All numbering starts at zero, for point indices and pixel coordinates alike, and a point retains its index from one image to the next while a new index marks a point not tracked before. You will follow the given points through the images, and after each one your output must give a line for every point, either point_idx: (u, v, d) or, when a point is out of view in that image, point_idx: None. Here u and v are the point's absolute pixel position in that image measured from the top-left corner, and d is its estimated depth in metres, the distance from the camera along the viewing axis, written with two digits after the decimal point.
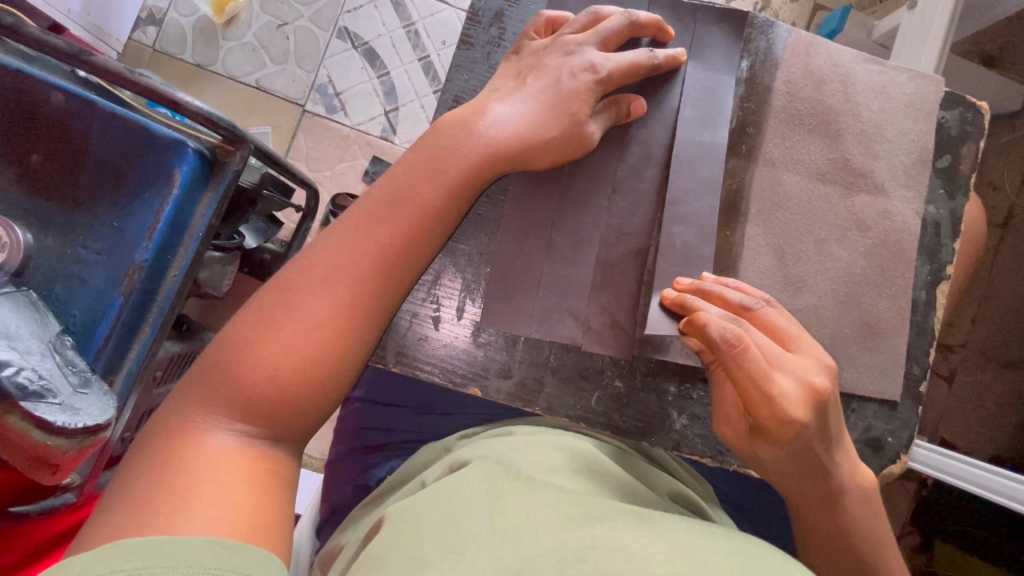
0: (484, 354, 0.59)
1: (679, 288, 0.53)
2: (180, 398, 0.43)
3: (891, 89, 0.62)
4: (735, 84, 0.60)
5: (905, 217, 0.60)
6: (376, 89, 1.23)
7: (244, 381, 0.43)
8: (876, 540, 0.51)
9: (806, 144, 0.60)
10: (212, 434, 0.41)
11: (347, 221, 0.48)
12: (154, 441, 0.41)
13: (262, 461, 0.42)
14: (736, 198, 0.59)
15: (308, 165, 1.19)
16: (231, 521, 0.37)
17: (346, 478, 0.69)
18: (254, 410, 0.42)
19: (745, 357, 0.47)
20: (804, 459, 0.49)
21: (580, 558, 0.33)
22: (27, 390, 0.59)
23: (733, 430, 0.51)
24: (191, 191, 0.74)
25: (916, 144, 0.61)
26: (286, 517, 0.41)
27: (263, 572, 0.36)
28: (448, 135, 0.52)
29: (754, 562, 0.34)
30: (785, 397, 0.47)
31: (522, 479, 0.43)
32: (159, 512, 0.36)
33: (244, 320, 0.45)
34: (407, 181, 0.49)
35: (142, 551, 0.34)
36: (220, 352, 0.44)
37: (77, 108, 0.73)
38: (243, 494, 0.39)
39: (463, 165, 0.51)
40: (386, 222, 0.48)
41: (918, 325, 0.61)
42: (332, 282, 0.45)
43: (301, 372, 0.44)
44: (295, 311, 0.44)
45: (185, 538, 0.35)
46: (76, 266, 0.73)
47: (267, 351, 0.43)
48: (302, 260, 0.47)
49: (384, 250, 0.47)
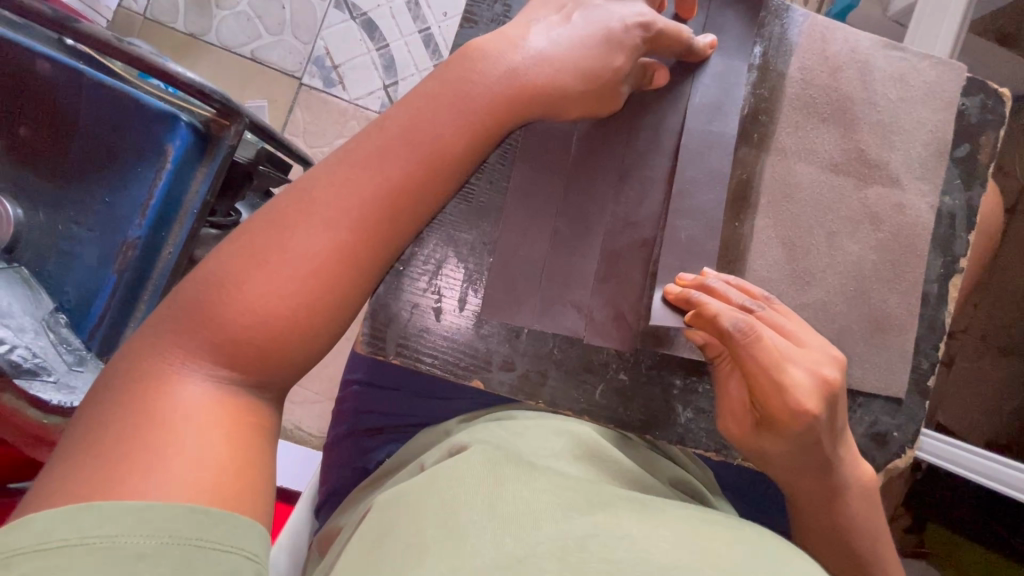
0: (486, 344, 0.58)
1: (682, 283, 0.52)
2: (157, 337, 0.40)
3: (911, 77, 0.60)
4: (747, 70, 0.58)
5: (919, 211, 0.59)
6: (376, 62, 1.19)
7: (229, 324, 0.39)
8: (873, 535, 0.51)
9: (820, 134, 0.58)
10: (191, 382, 0.38)
11: (351, 155, 0.44)
12: (128, 384, 0.38)
13: (244, 414, 0.39)
14: (745, 189, 0.57)
15: (306, 140, 1.16)
16: (215, 486, 0.35)
17: (345, 461, 0.68)
18: (241, 356, 0.40)
19: (759, 348, 0.46)
20: (810, 453, 0.48)
21: (582, 547, 0.33)
22: (22, 366, 0.59)
23: (738, 425, 0.50)
24: (185, 166, 0.72)
25: (934, 134, 0.60)
26: (270, 480, 0.39)
27: (245, 544, 0.35)
28: (468, 74, 0.48)
29: (762, 556, 0.34)
30: (800, 390, 0.46)
31: (524, 466, 0.42)
32: (134, 470, 0.34)
33: (229, 255, 0.41)
34: (426, 116, 0.46)
35: (118, 516, 0.32)
36: (202, 290, 0.40)
37: (64, 78, 0.71)
38: (225, 455, 0.37)
39: (477, 113, 0.47)
40: (395, 162, 0.45)
41: (928, 319, 0.60)
42: (333, 222, 0.42)
43: (294, 317, 0.41)
44: (289, 249, 0.41)
45: (163, 505, 0.33)
46: (68, 243, 0.72)
47: (257, 293, 0.40)
48: (302, 192, 0.43)
49: (391, 192, 0.44)
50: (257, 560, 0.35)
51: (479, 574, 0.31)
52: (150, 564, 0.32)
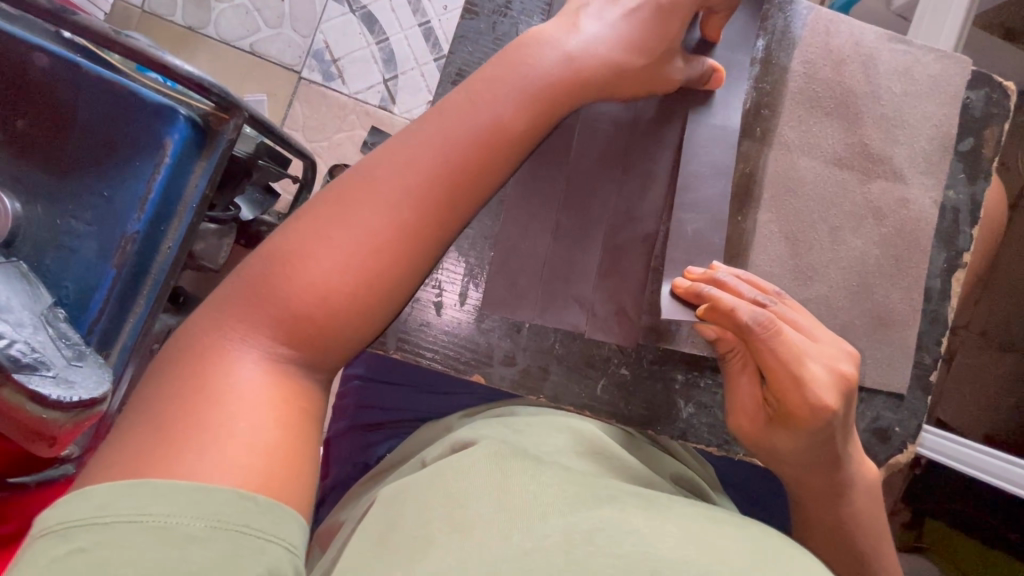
0: (487, 339, 0.58)
1: (691, 277, 0.51)
2: (217, 311, 0.39)
3: (915, 70, 0.59)
4: (751, 63, 0.58)
5: (923, 205, 0.59)
6: (375, 56, 1.18)
7: (292, 300, 0.38)
8: (872, 531, 0.51)
9: (824, 128, 0.58)
10: (251, 358, 0.37)
11: (421, 131, 0.43)
12: (185, 358, 0.37)
13: (299, 397, 0.38)
14: (748, 183, 0.57)
15: (305, 134, 1.15)
16: (265, 473, 0.34)
17: (345, 455, 0.68)
18: (301, 334, 0.38)
19: (777, 341, 0.46)
20: (824, 448, 0.47)
21: (589, 540, 0.33)
22: (21, 362, 0.59)
23: (749, 420, 0.50)
24: (184, 160, 0.72)
25: (939, 128, 0.59)
26: (316, 473, 0.38)
27: (290, 534, 0.33)
28: (530, 52, 0.46)
29: (769, 552, 0.34)
30: (820, 386, 0.45)
31: (529, 460, 0.42)
32: (187, 449, 0.33)
33: (298, 229, 0.40)
34: (489, 90, 0.44)
35: (171, 495, 0.31)
36: (266, 264, 0.39)
37: (61, 71, 0.70)
38: (278, 440, 0.35)
39: (543, 91, 0.45)
40: (462, 137, 0.43)
41: (931, 314, 0.60)
42: (397, 197, 0.41)
43: (353, 297, 0.39)
44: (354, 225, 0.39)
45: (215, 487, 0.32)
46: (67, 237, 0.72)
47: (320, 267, 0.38)
48: (366, 167, 0.42)
49: (457, 170, 0.42)
50: (298, 556, 0.34)
51: (487, 569, 0.31)
52: (199, 548, 0.30)
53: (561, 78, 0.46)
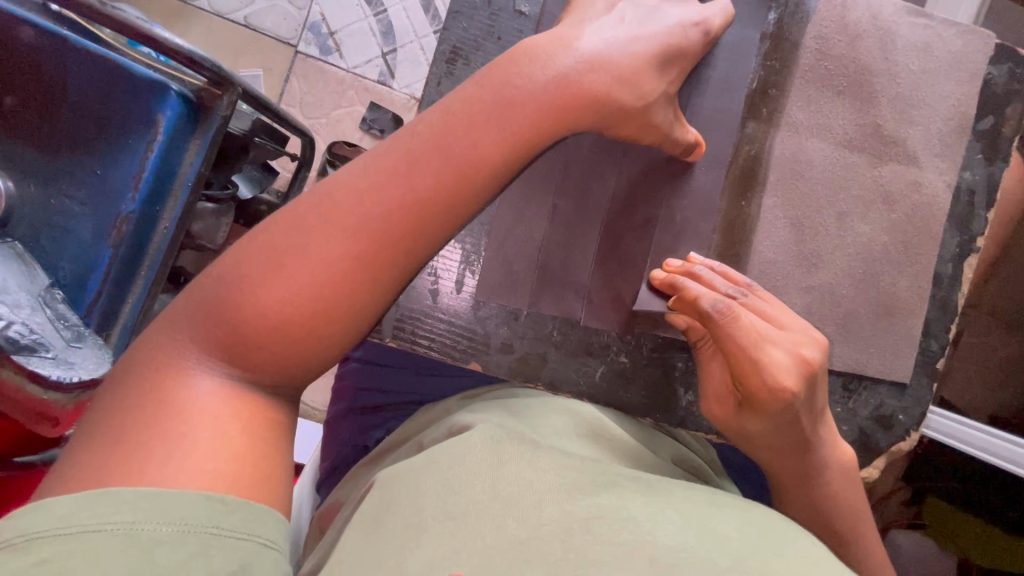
0: (485, 326, 0.57)
1: (669, 269, 0.51)
2: (172, 331, 0.38)
3: (935, 46, 0.57)
4: (760, 40, 0.55)
5: (936, 189, 0.57)
6: (373, 28, 1.15)
7: (246, 326, 0.36)
8: (857, 514, 0.50)
9: (834, 109, 0.56)
10: (205, 376, 0.36)
11: (382, 155, 0.40)
12: (139, 377, 0.36)
13: (261, 405, 0.37)
14: (754, 165, 0.55)
15: (302, 111, 1.12)
16: (231, 474, 0.33)
17: (345, 438, 0.63)
18: (255, 358, 0.37)
19: (734, 327, 0.45)
20: (791, 432, 0.47)
21: (586, 529, 0.32)
22: (19, 343, 0.60)
23: (720, 408, 0.49)
24: (178, 137, 0.70)
25: (957, 108, 0.57)
26: (287, 470, 0.37)
27: (263, 531, 0.33)
28: (512, 78, 0.43)
29: (764, 539, 0.34)
30: (776, 368, 0.44)
31: (527, 444, 0.41)
32: (147, 463, 0.32)
33: (247, 253, 0.38)
34: (463, 122, 0.41)
35: (133, 504, 0.31)
36: (219, 288, 0.37)
37: (50, 46, 0.69)
38: (243, 446, 0.35)
39: (519, 118, 0.42)
40: (426, 169, 0.40)
41: (940, 300, 0.59)
42: (353, 229, 0.38)
43: (309, 328, 0.37)
44: (307, 253, 0.37)
45: (179, 492, 0.31)
46: (62, 217, 0.71)
47: (273, 297, 0.36)
48: (323, 193, 0.39)
49: (419, 201, 0.39)
50: (276, 550, 0.34)
51: (482, 557, 0.31)
52: (167, 551, 0.30)
53: (546, 114, 0.43)
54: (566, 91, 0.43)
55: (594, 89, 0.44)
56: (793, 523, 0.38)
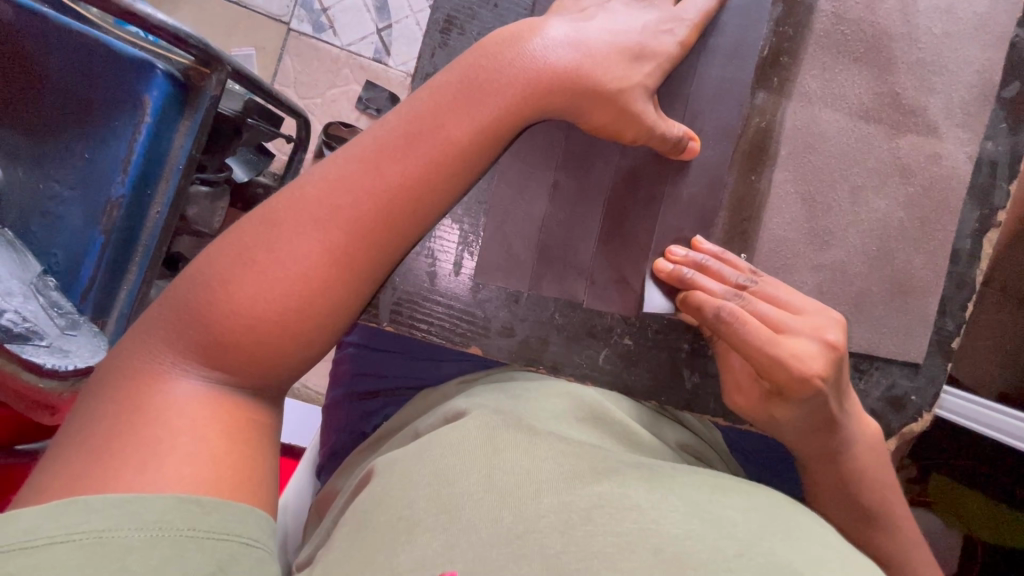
0: (484, 309, 0.55)
1: (673, 259, 0.50)
2: (146, 334, 0.37)
3: (958, 8, 0.54)
4: (772, 4, 0.53)
5: (956, 161, 0.54)
6: (367, 4, 1.11)
7: (218, 325, 0.36)
8: (886, 492, 0.48)
9: (850, 76, 0.53)
10: (180, 380, 0.35)
11: (351, 149, 0.40)
12: (115, 381, 0.35)
13: (242, 409, 0.36)
14: (764, 138, 0.53)
15: (297, 92, 1.10)
16: (208, 476, 0.32)
17: (342, 424, 0.62)
18: (230, 357, 0.36)
19: (746, 330, 0.45)
20: (820, 416, 0.46)
21: (587, 519, 0.31)
22: (13, 332, 0.60)
23: (744, 397, 0.49)
24: (166, 118, 0.68)
25: (981, 74, 0.54)
26: (270, 471, 0.36)
27: (243, 531, 0.32)
28: (485, 62, 0.43)
29: (772, 525, 0.33)
30: (802, 357, 0.44)
31: (524, 430, 0.40)
32: (121, 467, 0.31)
33: (220, 253, 0.37)
34: (432, 111, 0.41)
35: (104, 510, 0.29)
36: (192, 290, 0.37)
37: (30, 24, 0.66)
38: (221, 447, 0.34)
39: (492, 103, 0.42)
40: (396, 158, 0.40)
41: (958, 277, 0.56)
42: (323, 220, 0.38)
43: (284, 324, 0.37)
44: (278, 248, 0.37)
45: (151, 496, 0.30)
46: (51, 202, 0.69)
47: (246, 295, 0.36)
48: (293, 190, 0.39)
49: (390, 190, 0.39)
50: (259, 548, 0.33)
51: (476, 552, 0.30)
52: (140, 557, 0.29)
53: (523, 94, 0.43)
54: (533, 78, 0.43)
55: (563, 68, 0.44)
56: (803, 509, 0.37)
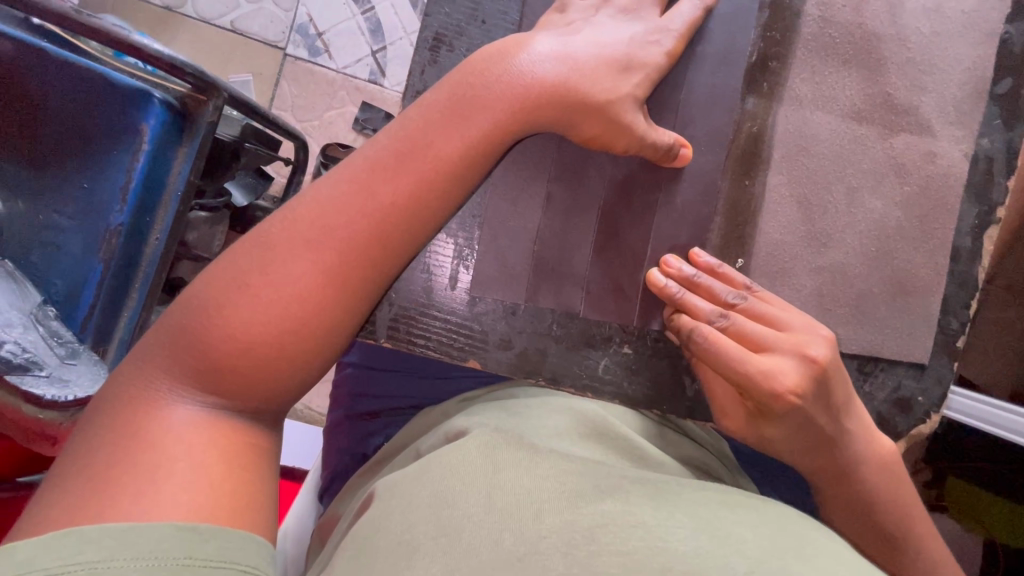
0: (483, 323, 0.53)
1: (667, 271, 0.49)
2: (142, 361, 0.37)
3: (947, 7, 0.54)
4: (758, 10, 0.53)
5: (952, 159, 0.54)
6: (362, 27, 1.13)
7: (214, 350, 0.35)
8: (895, 501, 0.47)
9: (841, 79, 0.53)
10: (178, 406, 0.35)
11: (342, 171, 0.40)
12: (111, 409, 0.35)
13: (240, 433, 0.36)
14: (756, 143, 0.53)
15: (295, 115, 1.11)
16: (207, 503, 0.32)
17: (343, 447, 0.61)
18: (227, 381, 0.36)
19: (719, 349, 0.45)
20: (807, 433, 0.45)
21: (590, 540, 0.31)
22: (13, 363, 0.61)
23: (733, 420, 0.48)
24: (163, 147, 0.69)
25: (972, 72, 0.54)
26: (269, 497, 0.35)
27: (242, 558, 0.31)
28: (474, 80, 0.43)
29: (782, 539, 0.32)
30: (775, 373, 0.43)
31: (523, 448, 0.40)
32: (119, 496, 0.30)
33: (215, 278, 0.37)
34: (421, 130, 0.41)
35: (100, 540, 0.29)
36: (187, 315, 0.37)
37: (30, 58, 0.67)
38: (219, 473, 0.33)
39: (481, 121, 0.42)
40: (386, 178, 0.40)
41: (960, 276, 0.55)
42: (315, 242, 0.37)
43: (280, 346, 0.36)
44: (272, 271, 0.37)
45: (148, 525, 0.30)
46: (51, 233, 0.69)
47: (241, 318, 0.36)
48: (285, 213, 0.39)
49: (382, 209, 0.39)
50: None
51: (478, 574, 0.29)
52: None
53: (509, 113, 0.43)
54: (520, 93, 0.43)
55: (552, 82, 0.44)
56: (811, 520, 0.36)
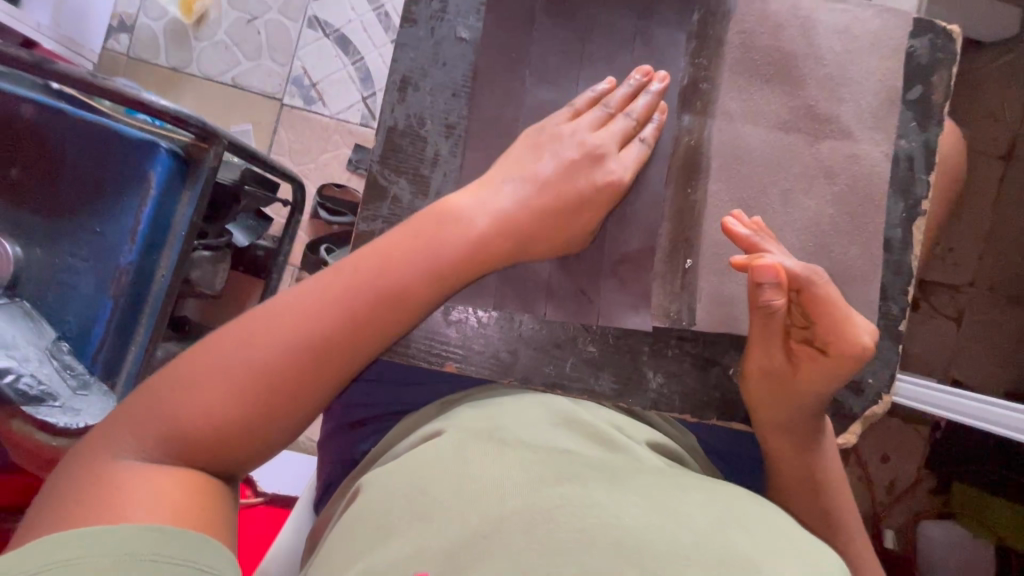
0: (456, 330, 0.58)
1: (742, 222, 0.53)
2: (112, 425, 0.41)
3: (855, 27, 0.60)
4: (685, 40, 0.60)
5: (873, 159, 0.58)
6: (352, 76, 1.21)
7: (185, 422, 0.40)
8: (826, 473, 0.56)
9: (765, 95, 0.59)
10: (144, 461, 0.39)
11: (322, 283, 0.46)
12: (79, 465, 0.39)
13: (203, 484, 0.40)
14: (694, 155, 0.58)
15: (292, 159, 1.19)
16: (170, 517, 0.36)
17: (335, 456, 0.64)
18: (193, 449, 0.40)
19: (824, 288, 0.51)
20: (827, 393, 0.54)
21: (548, 518, 0.34)
22: (29, 394, 0.65)
23: (771, 363, 0.54)
24: (170, 191, 0.76)
25: (884, 83, 0.59)
26: (225, 521, 0.39)
27: (203, 555, 0.35)
28: (446, 213, 0.51)
29: (727, 513, 0.35)
30: (861, 326, 0.51)
31: (494, 441, 0.43)
32: (94, 517, 0.35)
33: (188, 362, 0.42)
34: (397, 252, 0.48)
35: (75, 541, 0.33)
36: (162, 389, 0.41)
37: (50, 119, 0.74)
38: (182, 498, 0.37)
39: (447, 240, 0.49)
40: (364, 293, 0.46)
41: (894, 264, 0.59)
42: (289, 345, 0.43)
43: (245, 428, 0.41)
44: (244, 364, 0.41)
45: (116, 528, 0.34)
46: (65, 274, 0.75)
47: (212, 401, 0.40)
48: (262, 313, 0.44)
49: (352, 328, 0.45)
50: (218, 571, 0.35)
51: (437, 556, 0.33)
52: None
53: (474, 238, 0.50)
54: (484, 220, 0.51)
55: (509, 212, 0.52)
56: (756, 498, 0.39)
